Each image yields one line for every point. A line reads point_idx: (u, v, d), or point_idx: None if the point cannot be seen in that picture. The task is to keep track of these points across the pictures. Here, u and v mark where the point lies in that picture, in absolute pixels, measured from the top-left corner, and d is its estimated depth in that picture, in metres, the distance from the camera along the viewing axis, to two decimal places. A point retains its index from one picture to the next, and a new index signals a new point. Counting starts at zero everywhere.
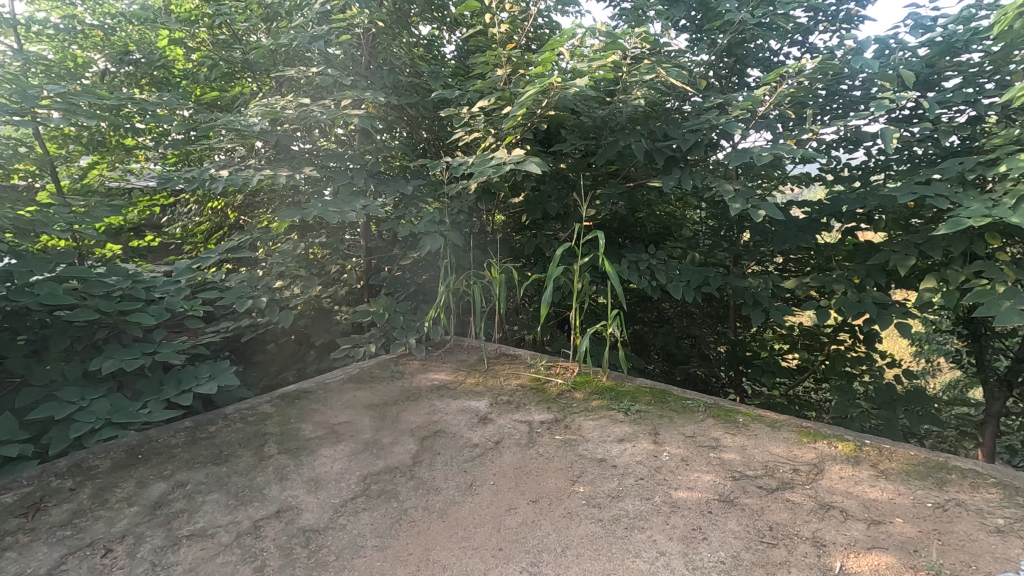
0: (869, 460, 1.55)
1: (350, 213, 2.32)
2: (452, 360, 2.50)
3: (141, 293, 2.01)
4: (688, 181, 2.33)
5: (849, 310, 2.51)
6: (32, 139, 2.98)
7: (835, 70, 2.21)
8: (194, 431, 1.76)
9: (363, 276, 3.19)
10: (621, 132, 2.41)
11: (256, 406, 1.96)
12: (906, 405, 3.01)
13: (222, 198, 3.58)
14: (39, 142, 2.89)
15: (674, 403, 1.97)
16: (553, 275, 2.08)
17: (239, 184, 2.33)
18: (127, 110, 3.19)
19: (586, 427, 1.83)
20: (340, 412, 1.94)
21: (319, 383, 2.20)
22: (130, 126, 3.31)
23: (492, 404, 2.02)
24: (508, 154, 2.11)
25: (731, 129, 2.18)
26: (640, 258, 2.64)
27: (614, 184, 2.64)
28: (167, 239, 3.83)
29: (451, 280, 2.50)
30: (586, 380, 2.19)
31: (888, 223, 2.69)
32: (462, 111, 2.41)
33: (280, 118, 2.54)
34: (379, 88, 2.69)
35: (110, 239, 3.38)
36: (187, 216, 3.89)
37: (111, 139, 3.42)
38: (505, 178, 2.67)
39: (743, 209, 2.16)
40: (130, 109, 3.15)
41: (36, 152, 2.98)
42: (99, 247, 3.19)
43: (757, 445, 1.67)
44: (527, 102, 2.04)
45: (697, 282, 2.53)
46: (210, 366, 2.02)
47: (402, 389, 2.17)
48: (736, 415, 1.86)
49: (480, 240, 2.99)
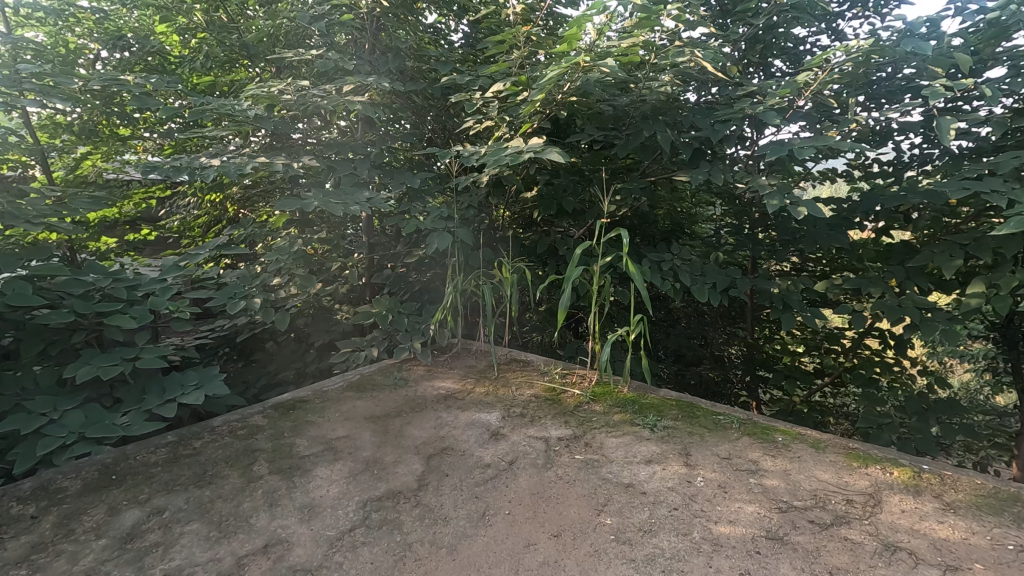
0: (931, 490, 1.38)
1: (353, 205, 2.13)
2: (460, 366, 2.32)
3: (124, 293, 1.85)
4: (718, 175, 2.15)
5: (889, 315, 2.33)
6: (24, 128, 2.79)
7: (882, 54, 2.02)
8: (177, 447, 1.59)
9: (366, 273, 3.03)
10: (645, 122, 2.24)
11: (246, 418, 1.79)
12: (939, 415, 2.83)
13: (221, 190, 3.46)
14: (32, 132, 2.74)
15: (703, 418, 1.79)
16: (574, 275, 1.90)
17: (230, 173, 2.15)
18: (121, 98, 3.04)
19: (609, 446, 1.66)
20: (339, 425, 1.78)
21: (316, 391, 2.03)
22: (124, 114, 3.17)
23: (503, 416, 1.85)
24: (526, 143, 1.94)
25: (769, 119, 1.98)
26: (662, 259, 2.45)
27: (635, 178, 2.46)
28: (163, 232, 3.67)
29: (459, 280, 2.33)
30: (605, 391, 2.02)
31: (927, 223, 2.51)
32: (474, 97, 2.24)
33: (277, 104, 2.37)
34: (383, 73, 2.52)
35: (103, 232, 3.19)
36: (184, 209, 3.74)
37: (104, 130, 3.35)
38: (518, 170, 2.49)
39: (781, 206, 1.98)
40: (123, 97, 3.02)
41: (27, 141, 2.81)
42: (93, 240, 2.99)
43: (802, 469, 1.49)
44: (548, 85, 1.86)
45: (724, 285, 2.35)
46: (198, 373, 1.86)
47: (406, 398, 2.00)
48: (774, 434, 1.68)
49: (489, 238, 2.83)
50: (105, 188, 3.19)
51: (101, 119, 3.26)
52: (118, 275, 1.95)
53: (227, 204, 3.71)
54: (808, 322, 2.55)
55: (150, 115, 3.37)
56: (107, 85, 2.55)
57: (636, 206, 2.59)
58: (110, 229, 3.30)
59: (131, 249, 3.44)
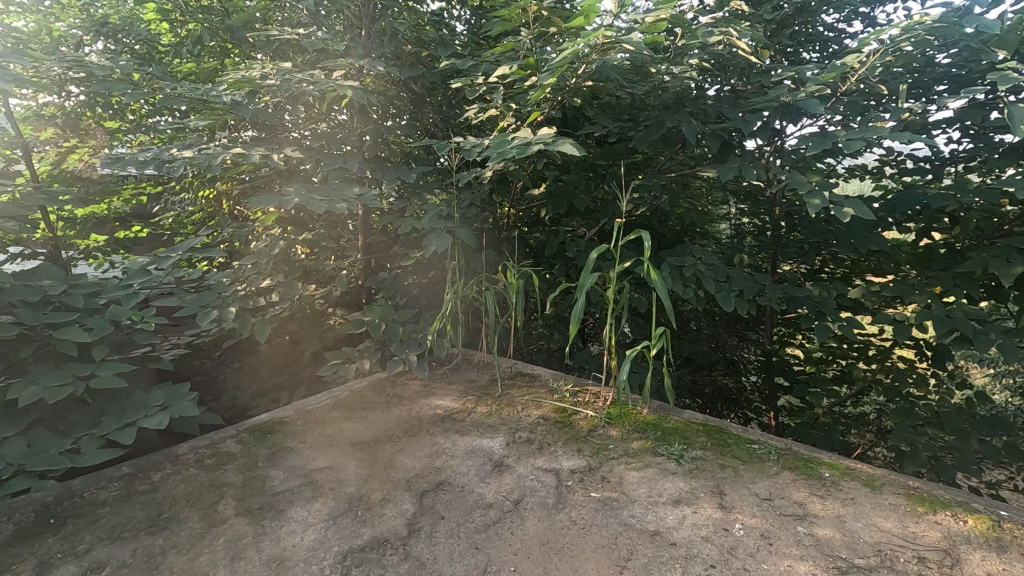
0: (1018, 546, 1.15)
1: (340, 201, 1.89)
2: (459, 380, 2.11)
3: (81, 301, 1.64)
4: (750, 171, 1.92)
5: (937, 328, 2.09)
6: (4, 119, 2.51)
7: (938, 34, 1.78)
8: (133, 480, 1.38)
9: (361, 276, 2.83)
10: (667, 111, 2.02)
11: (217, 443, 1.58)
12: (982, 433, 2.59)
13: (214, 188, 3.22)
14: (13, 124, 2.46)
15: (736, 448, 1.57)
16: (589, 283, 1.67)
17: (204, 165, 1.93)
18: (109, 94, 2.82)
19: (630, 482, 1.44)
20: (321, 454, 1.57)
21: (299, 410, 1.82)
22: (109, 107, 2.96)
23: (508, 442, 1.64)
24: (534, 133, 1.70)
25: (810, 108, 1.75)
26: (684, 264, 2.21)
27: (655, 173, 2.24)
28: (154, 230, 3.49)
29: (459, 286, 2.11)
30: (622, 413, 1.79)
31: (976, 224, 2.28)
32: (477, 82, 2.01)
33: (257, 90, 2.16)
34: (375, 54, 2.29)
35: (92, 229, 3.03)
36: (179, 205, 3.50)
37: (89, 122, 3.14)
38: (525, 165, 2.27)
39: (825, 207, 1.74)
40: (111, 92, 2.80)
41: (8, 134, 2.54)
42: (82, 238, 2.87)
43: (859, 515, 1.27)
44: (562, 64, 1.63)
45: (752, 292, 2.12)
46: (165, 392, 1.66)
47: (398, 419, 1.79)
48: (819, 468, 1.46)
49: (493, 239, 2.60)
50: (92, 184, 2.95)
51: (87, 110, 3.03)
52: (76, 280, 1.74)
53: (223, 200, 3.41)
54: (843, 333, 2.30)
55: (137, 105, 3.13)
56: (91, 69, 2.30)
57: (654, 205, 2.36)
58: (98, 226, 3.07)
59: (120, 249, 3.25)
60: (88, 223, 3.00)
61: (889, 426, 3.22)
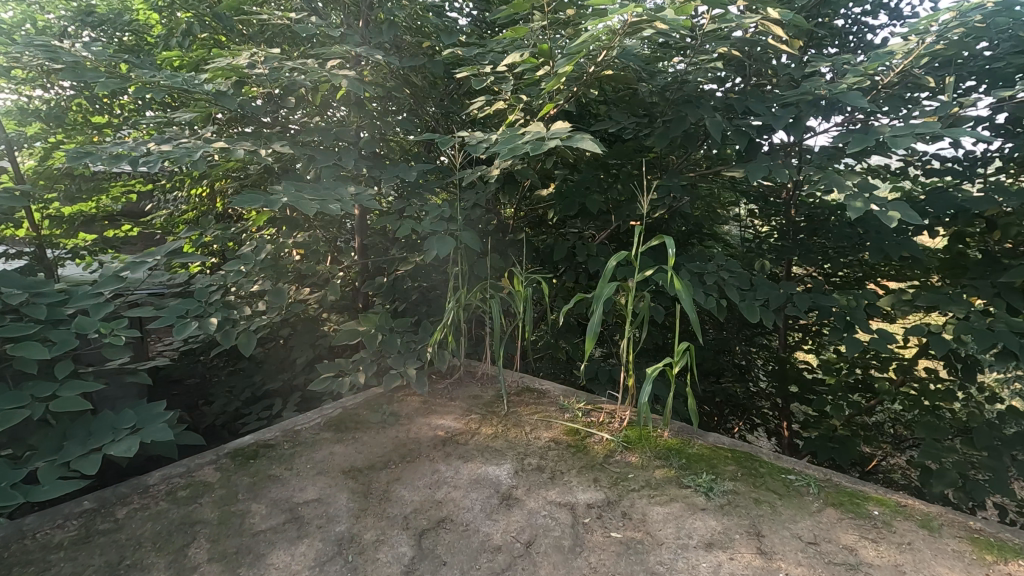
0: None
1: (335, 201, 1.73)
2: (462, 396, 1.95)
3: (43, 311, 1.47)
4: (781, 171, 1.76)
5: (979, 342, 1.92)
6: None
7: (990, 21, 1.60)
8: (94, 518, 1.22)
9: (358, 281, 2.68)
10: (690, 104, 1.85)
11: (192, 472, 1.42)
12: (1018, 451, 2.43)
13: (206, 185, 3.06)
14: None
15: (770, 480, 1.41)
16: (606, 294, 1.51)
17: (182, 159, 1.75)
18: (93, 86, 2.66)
19: (655, 520, 1.28)
20: (309, 484, 1.41)
21: (286, 431, 1.66)
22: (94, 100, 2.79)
23: (517, 471, 1.48)
24: (548, 127, 1.51)
25: (851, 101, 1.58)
26: (705, 271, 2.03)
27: (675, 172, 2.09)
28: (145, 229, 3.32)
29: (462, 293, 1.94)
30: (640, 437, 1.62)
31: (1017, 230, 2.12)
32: (483, 72, 1.84)
33: (242, 80, 1.99)
34: (372, 42, 2.12)
35: (79, 228, 2.90)
36: (171, 203, 3.38)
37: (75, 116, 2.97)
38: (533, 162, 2.11)
39: (867, 210, 1.56)
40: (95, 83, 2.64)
41: None
42: (67, 237, 2.76)
43: (921, 565, 1.11)
44: (582, 48, 1.47)
45: (778, 303, 1.94)
46: (138, 412, 1.51)
47: (396, 442, 1.63)
48: (867, 505, 1.30)
49: (497, 242, 2.45)
50: (84, 179, 2.77)
51: (72, 103, 2.87)
52: (39, 287, 1.57)
53: (216, 198, 3.26)
54: (875, 346, 2.13)
55: (126, 99, 2.95)
56: (74, 55, 2.13)
57: (673, 207, 2.20)
58: (86, 225, 2.90)
59: (109, 249, 3.11)
60: (77, 222, 2.83)
61: (910, 439, 3.04)
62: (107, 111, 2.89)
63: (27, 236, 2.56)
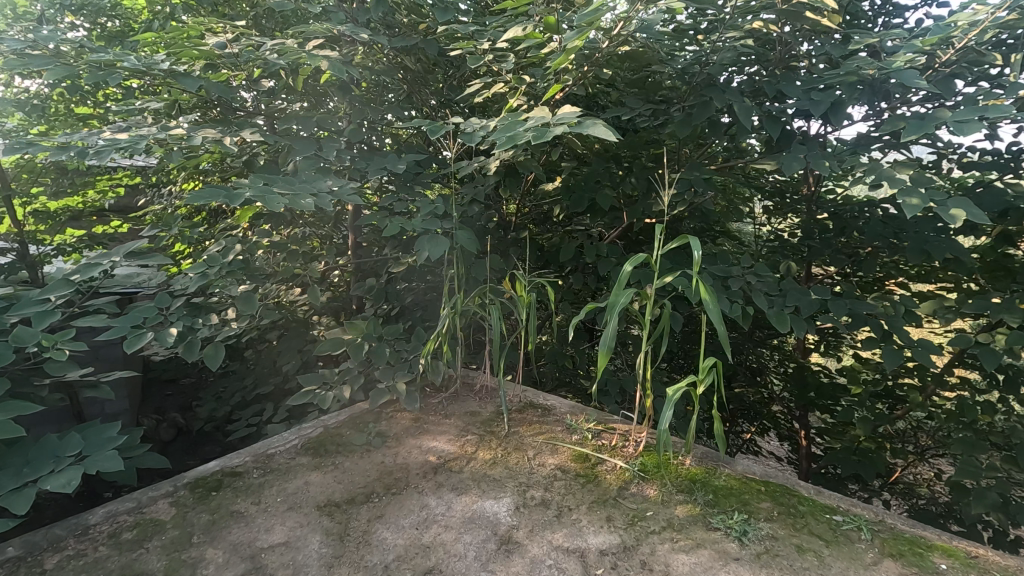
0: None
1: (315, 195, 1.53)
2: (459, 412, 1.76)
3: None
4: (822, 163, 1.55)
5: None
6: None
7: None
8: (16, 569, 1.04)
9: (352, 282, 2.48)
10: (716, 87, 1.64)
11: (143, 509, 1.23)
12: None
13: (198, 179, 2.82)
14: None
15: (815, 523, 1.21)
16: (622, 304, 1.31)
17: (131, 150, 1.54)
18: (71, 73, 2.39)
19: (679, 572, 1.09)
20: (276, 523, 1.22)
21: (259, 455, 1.47)
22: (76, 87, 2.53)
23: (518, 507, 1.29)
24: (553, 112, 1.29)
25: (909, 81, 1.37)
26: (729, 275, 1.82)
27: (696, 164, 1.88)
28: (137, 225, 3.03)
29: (457, 299, 1.74)
30: (659, 466, 1.42)
31: None
32: (482, 49, 1.62)
33: (215, 61, 1.77)
34: (356, 18, 1.91)
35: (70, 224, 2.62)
36: (167, 196, 3.08)
37: (59, 106, 2.71)
38: (538, 152, 1.90)
39: (926, 207, 1.35)
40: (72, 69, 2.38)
41: None
42: (60, 234, 2.46)
43: None
44: (595, 17, 1.25)
45: (811, 311, 1.74)
46: (85, 436, 1.33)
47: (381, 470, 1.44)
48: (932, 556, 1.11)
49: (498, 241, 2.24)
50: (72, 174, 2.54)
51: (53, 91, 2.60)
52: None
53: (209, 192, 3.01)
54: (917, 359, 1.91)
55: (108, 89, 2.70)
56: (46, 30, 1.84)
57: (694, 202, 2.00)
58: (76, 220, 2.63)
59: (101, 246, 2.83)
60: (65, 217, 2.52)
61: (933, 448, 2.82)
62: (88, 101, 2.62)
63: (11, 233, 2.29)
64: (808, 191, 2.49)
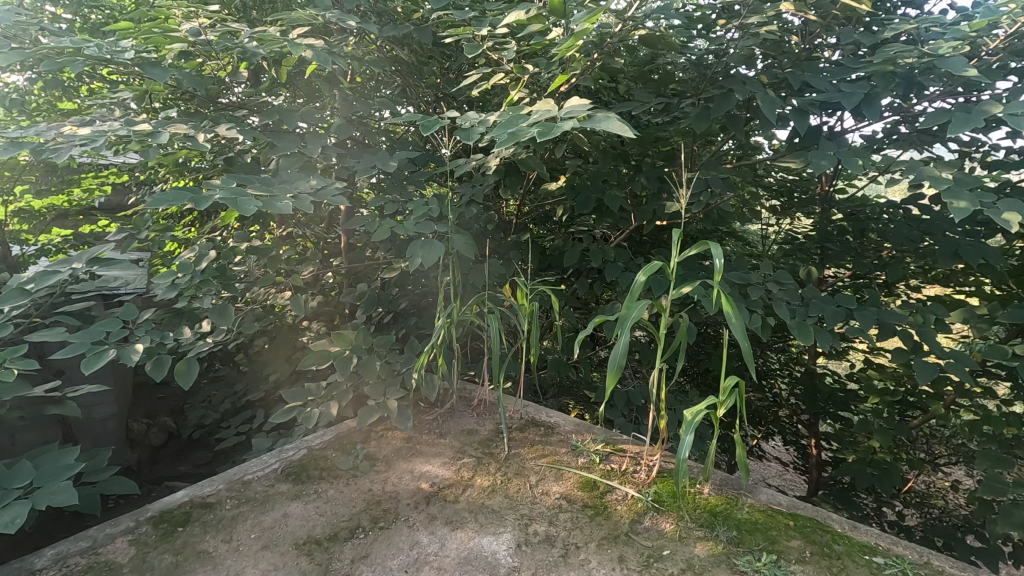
0: None
1: (295, 195, 1.39)
2: (455, 430, 1.63)
3: None
4: (855, 162, 1.43)
5: None
6: None
7: None
8: None
9: (343, 286, 2.35)
10: (738, 78, 1.51)
11: (97, 550, 1.09)
12: None
13: None
14: None
15: (854, 566, 1.07)
16: (634, 318, 1.17)
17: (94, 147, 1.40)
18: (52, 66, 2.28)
19: None
20: (247, 567, 1.08)
21: (233, 482, 1.34)
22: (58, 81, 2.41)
23: (519, 545, 1.15)
24: (560, 105, 1.15)
25: (957, 70, 1.23)
26: (747, 282, 1.68)
27: (714, 164, 1.76)
28: None
29: (454, 309, 1.61)
30: (675, 498, 1.28)
31: None
32: (483, 34, 1.48)
33: (190, 50, 1.63)
34: (343, 5, 1.76)
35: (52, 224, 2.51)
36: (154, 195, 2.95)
37: (40, 102, 2.59)
38: (540, 149, 1.76)
39: (976, 210, 1.23)
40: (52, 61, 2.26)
41: None
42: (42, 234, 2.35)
43: None
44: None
45: (837, 321, 1.60)
46: (39, 464, 1.20)
47: (369, 500, 1.30)
48: None
49: (498, 244, 2.11)
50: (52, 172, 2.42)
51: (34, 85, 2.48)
52: None
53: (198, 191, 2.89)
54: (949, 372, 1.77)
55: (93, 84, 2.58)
56: (12, 10, 1.69)
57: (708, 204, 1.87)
58: (58, 220, 2.51)
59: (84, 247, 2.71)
60: (46, 217, 2.40)
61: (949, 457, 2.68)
62: (70, 94, 2.48)
63: None
64: (822, 190, 2.34)
